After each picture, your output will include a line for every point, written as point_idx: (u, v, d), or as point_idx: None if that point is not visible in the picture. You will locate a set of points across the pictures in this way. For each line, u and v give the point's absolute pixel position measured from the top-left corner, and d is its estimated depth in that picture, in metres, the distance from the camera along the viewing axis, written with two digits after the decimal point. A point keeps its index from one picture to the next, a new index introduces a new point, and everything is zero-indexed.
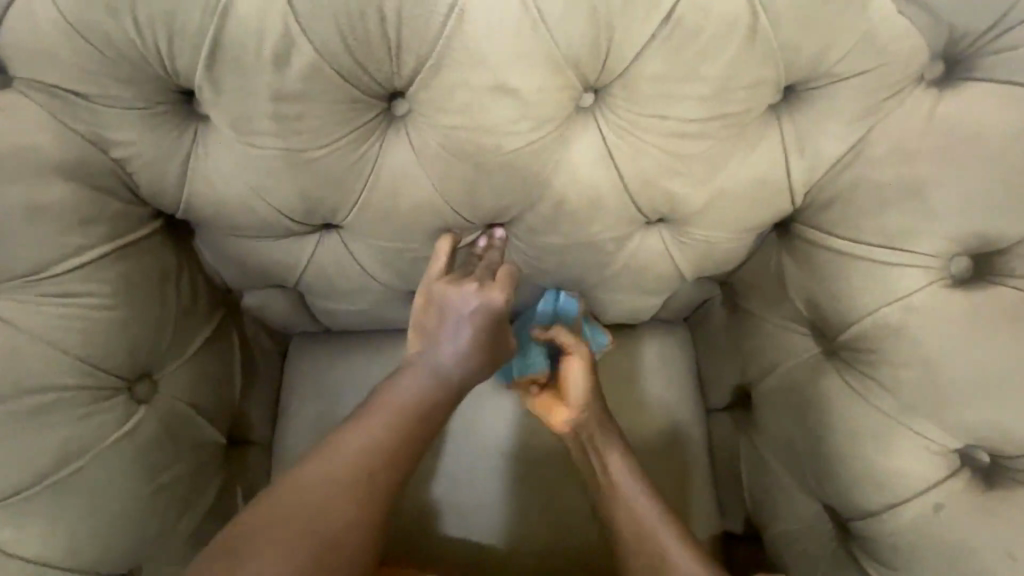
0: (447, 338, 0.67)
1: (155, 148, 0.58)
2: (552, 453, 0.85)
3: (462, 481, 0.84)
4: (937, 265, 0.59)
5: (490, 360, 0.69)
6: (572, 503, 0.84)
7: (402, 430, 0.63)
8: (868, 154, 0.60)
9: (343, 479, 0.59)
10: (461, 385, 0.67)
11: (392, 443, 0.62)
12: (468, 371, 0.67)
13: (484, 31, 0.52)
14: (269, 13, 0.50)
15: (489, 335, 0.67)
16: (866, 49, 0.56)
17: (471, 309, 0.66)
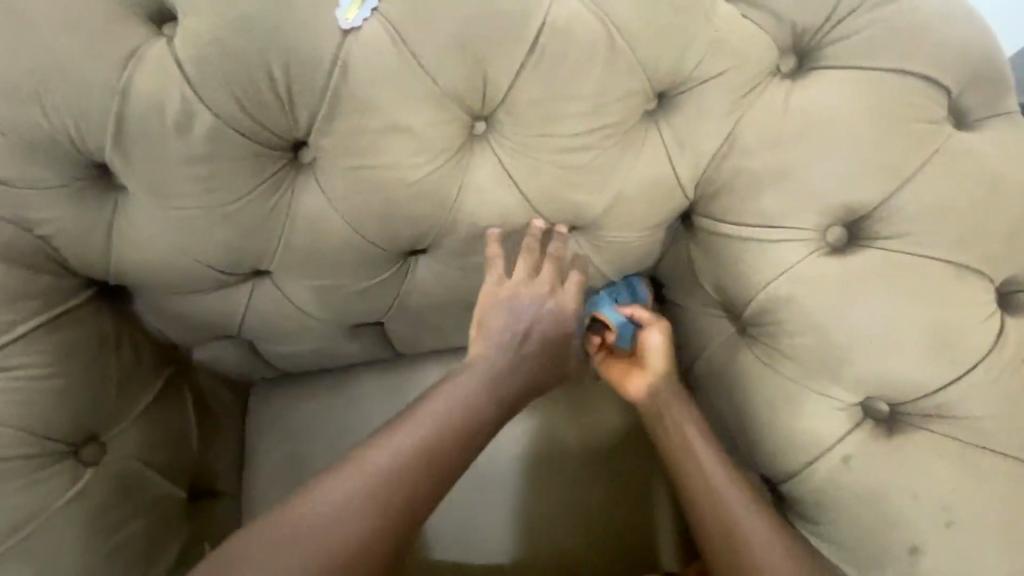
0: (501, 344, 0.69)
1: (78, 222, 0.61)
2: (551, 460, 0.87)
3: (474, 496, 0.87)
4: (816, 236, 0.64)
5: (554, 356, 0.71)
6: (579, 502, 0.87)
7: (441, 427, 0.64)
8: (740, 144, 0.66)
9: (380, 482, 0.62)
10: (513, 390, 0.68)
11: (428, 447, 0.64)
12: (526, 376, 0.69)
13: (369, 80, 0.58)
14: (166, 88, 0.56)
15: (551, 341, 0.71)
16: (718, 54, 0.63)
17: (527, 316, 0.70)
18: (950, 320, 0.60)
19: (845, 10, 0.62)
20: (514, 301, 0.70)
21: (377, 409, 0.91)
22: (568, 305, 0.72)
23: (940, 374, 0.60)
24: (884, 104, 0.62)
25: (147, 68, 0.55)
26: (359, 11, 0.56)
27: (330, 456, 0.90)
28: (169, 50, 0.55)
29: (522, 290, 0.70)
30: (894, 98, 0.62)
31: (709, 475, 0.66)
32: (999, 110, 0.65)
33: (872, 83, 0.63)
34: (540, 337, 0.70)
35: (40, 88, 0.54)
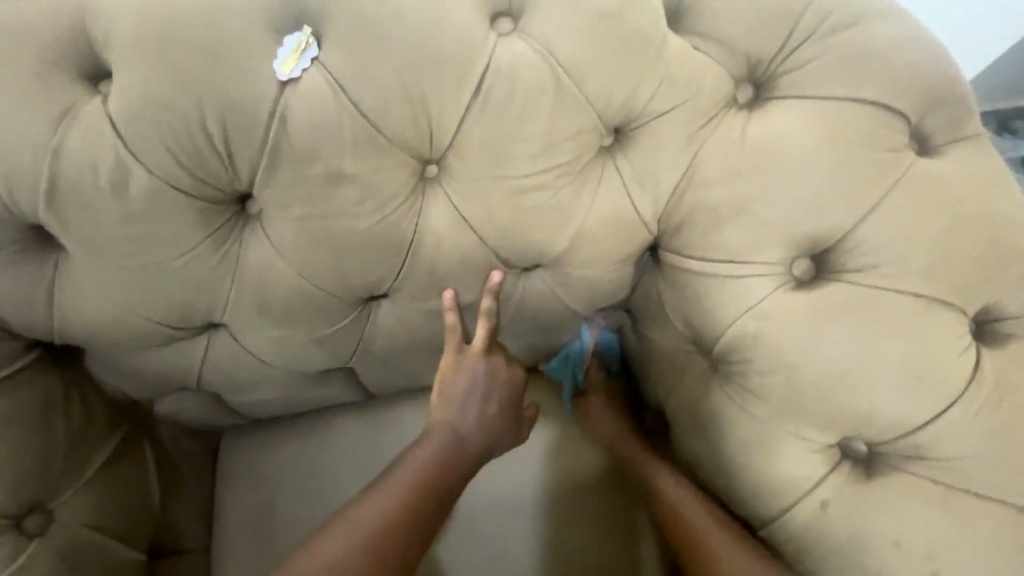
0: (461, 407, 0.70)
1: (17, 285, 0.60)
2: (553, 495, 0.83)
3: (476, 537, 0.81)
4: (782, 270, 0.62)
5: (511, 420, 0.74)
6: (585, 540, 0.81)
7: (427, 481, 0.65)
8: (699, 177, 0.64)
9: (371, 538, 0.60)
10: (476, 448, 0.70)
11: (417, 499, 0.64)
12: (486, 434, 0.71)
13: (309, 131, 0.57)
14: (100, 148, 0.55)
15: (502, 400, 0.72)
16: (669, 87, 0.62)
17: (480, 376, 0.71)
18: (925, 354, 0.58)
19: (795, 40, 0.62)
20: (469, 369, 0.71)
21: (349, 457, 0.88)
22: (516, 374, 0.74)
23: (918, 411, 0.57)
24: (843, 131, 0.61)
25: (83, 128, 0.55)
26: (298, 61, 0.56)
27: (300, 508, 0.86)
28: (106, 110, 0.55)
29: (482, 356, 0.71)
30: (854, 125, 0.61)
31: (683, 502, 0.69)
32: (962, 134, 0.63)
33: (831, 110, 0.61)
34: (500, 400, 0.72)
35: None
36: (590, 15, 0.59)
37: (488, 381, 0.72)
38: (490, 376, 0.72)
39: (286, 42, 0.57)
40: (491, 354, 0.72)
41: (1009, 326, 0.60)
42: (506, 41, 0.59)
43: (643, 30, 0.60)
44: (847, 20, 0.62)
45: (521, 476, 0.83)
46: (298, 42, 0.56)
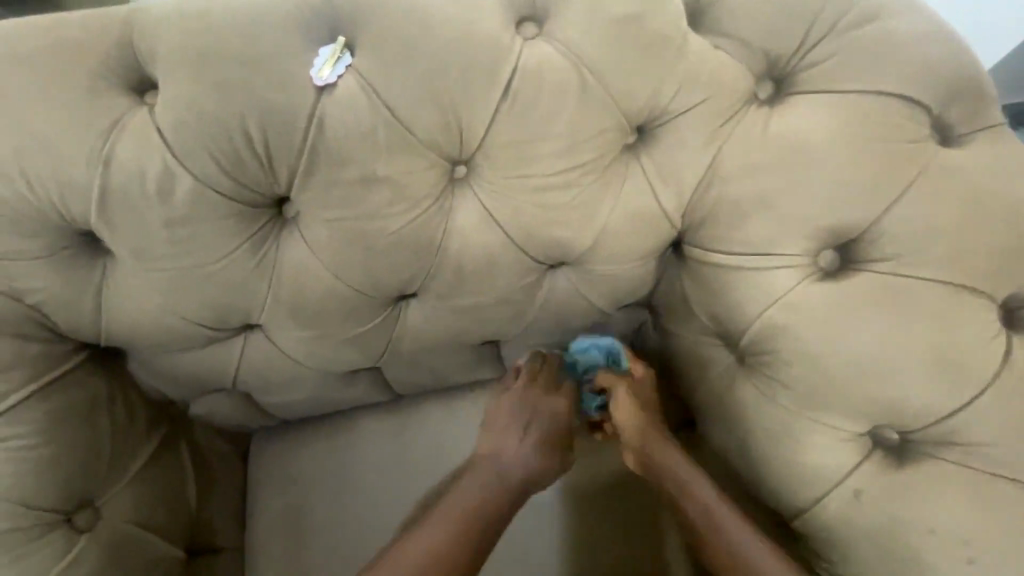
0: (509, 440, 0.72)
1: (66, 288, 0.62)
2: (582, 487, 0.85)
3: (509, 529, 0.83)
4: (808, 261, 0.63)
5: (559, 452, 0.74)
6: (616, 530, 0.83)
7: (473, 508, 0.66)
8: (722, 172, 0.65)
9: (426, 564, 0.61)
10: (525, 481, 0.70)
11: (463, 527, 0.64)
12: (533, 467, 0.70)
13: (344, 135, 0.60)
14: (147, 155, 0.57)
15: (550, 433, 0.73)
16: (691, 85, 0.64)
17: (527, 411, 0.74)
18: (954, 340, 0.58)
19: (814, 37, 0.63)
20: (514, 405, 0.75)
21: (378, 456, 0.89)
22: (558, 402, 0.76)
23: (949, 399, 0.58)
24: (865, 123, 0.62)
25: (131, 136, 0.57)
26: (333, 68, 0.59)
27: (332, 507, 0.88)
28: (153, 120, 0.58)
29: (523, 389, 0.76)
30: (876, 118, 0.62)
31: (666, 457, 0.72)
32: (985, 124, 0.64)
33: (853, 104, 0.62)
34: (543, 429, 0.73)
35: (30, 163, 0.57)
36: (612, 19, 0.61)
37: (532, 414, 0.74)
38: (531, 407, 0.75)
39: (322, 51, 0.59)
40: (531, 387, 0.76)
41: None
42: (532, 45, 0.62)
43: (665, 31, 0.62)
44: (866, 16, 0.63)
45: None
46: (333, 51, 0.59)
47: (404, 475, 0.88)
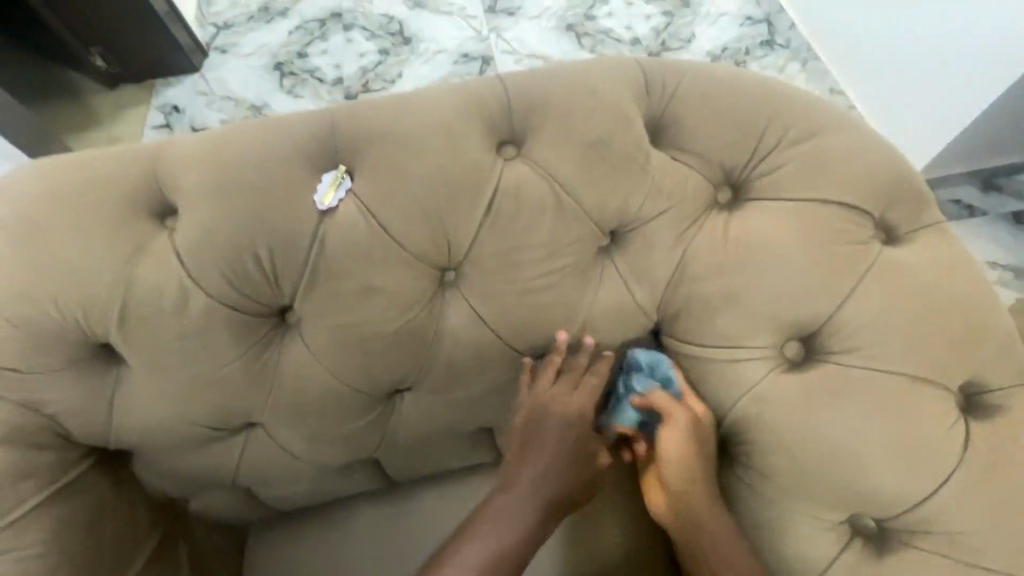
0: (528, 453, 0.71)
1: (81, 398, 0.66)
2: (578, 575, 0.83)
3: None
4: (776, 354, 0.68)
5: (574, 464, 0.71)
6: None
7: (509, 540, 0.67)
8: (691, 271, 0.71)
9: None
10: (548, 489, 0.70)
11: (499, 562, 0.66)
12: (551, 475, 0.70)
13: (345, 251, 0.66)
14: (167, 276, 0.64)
15: (565, 441, 0.71)
16: (656, 196, 0.71)
17: (546, 419, 0.71)
18: (916, 432, 0.62)
19: (761, 152, 0.72)
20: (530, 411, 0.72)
21: (374, 548, 0.90)
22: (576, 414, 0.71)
23: (920, 485, 0.61)
24: (814, 227, 0.68)
25: (152, 259, 0.64)
26: (335, 193, 0.67)
27: None
28: (173, 244, 0.64)
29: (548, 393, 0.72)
30: (823, 222, 0.68)
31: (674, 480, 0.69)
32: (926, 223, 0.70)
33: (801, 211, 0.69)
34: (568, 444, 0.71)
35: (58, 285, 0.62)
36: (580, 143, 0.70)
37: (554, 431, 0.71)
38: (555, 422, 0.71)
39: (325, 178, 0.67)
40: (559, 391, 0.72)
41: (995, 399, 0.64)
42: (512, 165, 0.70)
43: (628, 151, 0.71)
44: (805, 134, 0.72)
45: (547, 557, 0.84)
46: (335, 178, 0.67)
47: (401, 566, 0.88)
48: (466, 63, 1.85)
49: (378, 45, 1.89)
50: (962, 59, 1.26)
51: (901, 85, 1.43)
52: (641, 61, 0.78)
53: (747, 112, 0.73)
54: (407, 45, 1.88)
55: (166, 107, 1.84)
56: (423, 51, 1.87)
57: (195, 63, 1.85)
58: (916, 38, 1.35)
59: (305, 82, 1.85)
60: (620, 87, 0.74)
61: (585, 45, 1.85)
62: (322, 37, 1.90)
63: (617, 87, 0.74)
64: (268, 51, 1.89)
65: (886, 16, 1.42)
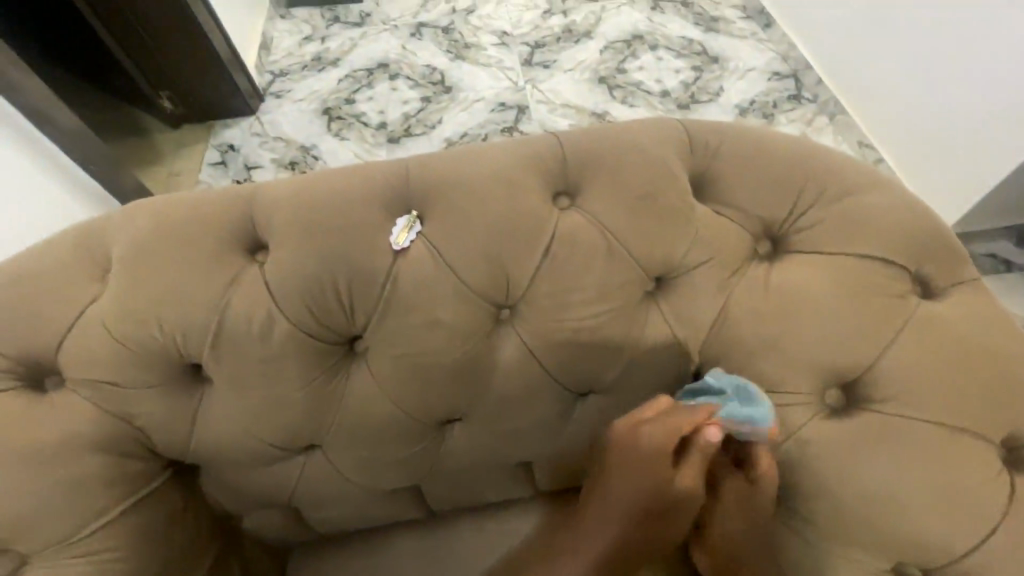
0: (611, 485, 0.69)
1: (169, 412, 0.72)
2: None
3: None
4: (816, 400, 0.71)
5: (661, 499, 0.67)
6: None
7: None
8: (732, 317, 0.75)
9: None
10: (625, 522, 0.68)
11: None
12: (634, 512, 0.68)
13: (414, 288, 0.73)
14: (256, 304, 0.71)
15: (646, 474, 0.67)
16: (700, 246, 0.76)
17: (629, 453, 0.68)
18: (958, 482, 0.63)
19: (799, 209, 0.77)
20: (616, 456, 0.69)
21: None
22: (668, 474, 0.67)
23: (962, 537, 0.62)
24: (852, 280, 0.72)
25: (244, 290, 0.71)
26: (408, 235, 0.74)
27: None
28: (263, 275, 0.72)
29: (639, 431, 0.69)
30: (861, 276, 0.72)
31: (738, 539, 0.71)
32: (961, 279, 0.74)
33: (839, 264, 0.73)
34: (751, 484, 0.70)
35: (162, 311, 0.70)
36: (631, 196, 0.77)
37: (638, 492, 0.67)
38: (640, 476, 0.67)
39: (399, 222, 0.75)
40: (654, 434, 0.68)
41: None
42: (566, 215, 0.77)
43: (674, 204, 0.77)
44: (841, 192, 0.77)
45: None
46: (407, 222, 0.75)
47: None
48: (503, 110, 1.97)
49: (421, 93, 2.03)
50: (975, 113, 1.36)
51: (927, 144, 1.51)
52: (684, 121, 0.85)
53: (784, 171, 0.79)
54: (447, 94, 2.02)
55: (223, 145, 1.98)
56: (462, 99, 2.01)
57: (252, 105, 2.02)
58: (933, 101, 1.47)
59: (351, 125, 1.99)
60: (667, 145, 0.80)
61: (617, 97, 1.97)
62: (368, 85, 2.07)
63: (664, 146, 0.80)
64: (317, 97, 2.05)
65: (907, 79, 1.53)
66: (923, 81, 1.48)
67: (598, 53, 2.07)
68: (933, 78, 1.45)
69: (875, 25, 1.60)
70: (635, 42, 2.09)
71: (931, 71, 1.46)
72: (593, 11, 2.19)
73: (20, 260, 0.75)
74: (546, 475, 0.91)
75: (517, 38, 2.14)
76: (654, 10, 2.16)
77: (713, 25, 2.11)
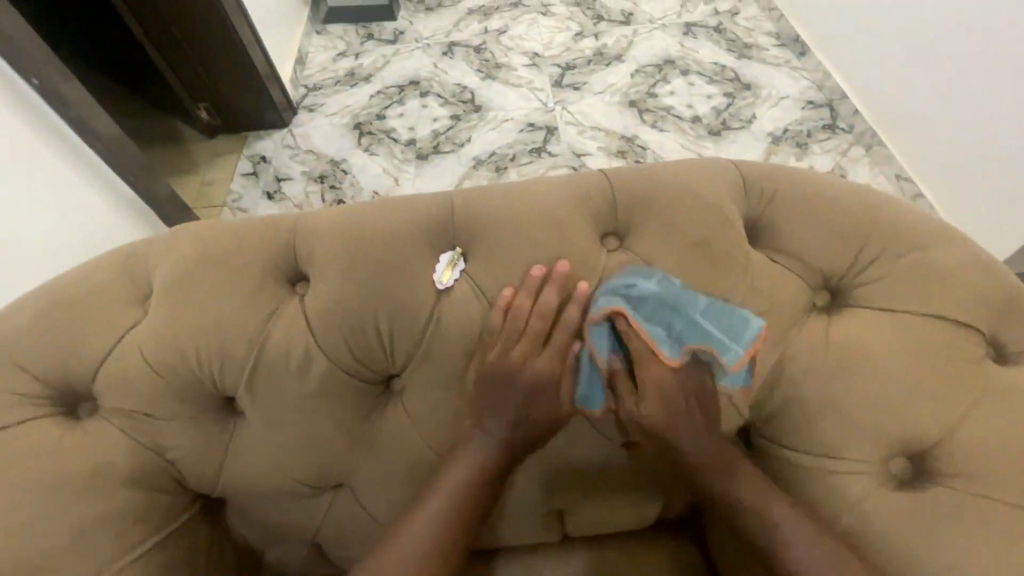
0: (527, 367, 0.70)
1: (201, 445, 0.71)
2: None
3: None
4: (880, 469, 0.67)
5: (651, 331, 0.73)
6: None
7: (475, 478, 0.69)
8: (789, 374, 0.71)
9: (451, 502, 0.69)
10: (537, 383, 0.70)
11: (486, 469, 0.70)
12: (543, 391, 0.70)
13: (455, 329, 0.71)
14: (296, 339, 0.69)
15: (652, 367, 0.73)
16: (756, 296, 0.73)
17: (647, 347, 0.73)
18: None
19: (863, 261, 0.73)
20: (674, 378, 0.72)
21: None
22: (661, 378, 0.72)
23: None
24: (921, 341, 0.68)
25: (286, 324, 0.70)
26: (452, 273, 0.72)
27: None
28: (303, 309, 0.71)
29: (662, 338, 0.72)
30: (931, 337, 0.68)
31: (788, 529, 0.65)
32: None
33: (906, 323, 0.69)
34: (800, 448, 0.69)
35: (202, 342, 0.69)
36: (684, 240, 0.74)
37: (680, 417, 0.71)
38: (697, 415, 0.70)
39: (442, 258, 0.73)
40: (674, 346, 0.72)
41: None
42: (615, 258, 0.74)
43: (731, 251, 0.74)
44: (908, 245, 0.73)
45: None
46: (450, 259, 0.73)
47: None
48: (532, 131, 1.96)
49: (450, 111, 2.04)
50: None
51: (980, 182, 1.48)
52: (738, 162, 0.82)
53: (846, 218, 0.75)
54: (477, 113, 2.02)
55: (255, 156, 2.00)
56: (491, 118, 2.00)
57: (285, 118, 2.04)
58: (987, 139, 1.44)
59: (380, 141, 1.99)
60: (720, 187, 0.77)
61: (647, 121, 1.94)
62: (399, 102, 2.08)
63: (718, 188, 0.77)
64: (348, 113, 2.07)
65: (959, 115, 1.50)
66: (979, 118, 1.45)
67: (630, 77, 2.06)
68: (989, 116, 1.43)
69: (920, 63, 1.58)
70: (667, 66, 2.07)
71: (987, 108, 1.43)
72: (625, 34, 2.18)
73: (59, 282, 0.75)
74: (581, 522, 0.88)
75: (548, 59, 2.14)
76: (686, 35, 2.15)
77: (746, 52, 2.09)
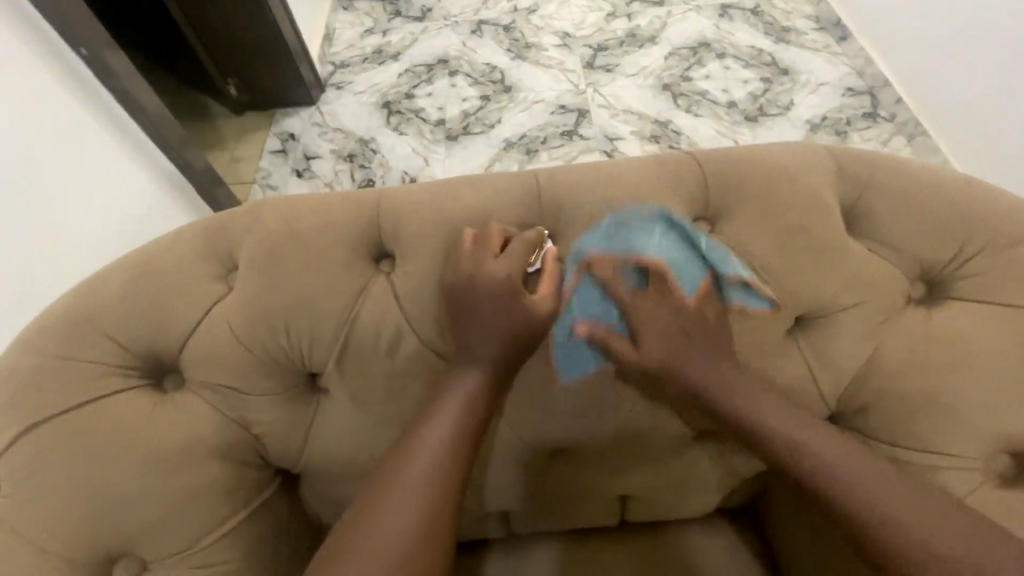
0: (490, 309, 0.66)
1: (287, 420, 0.71)
2: None
3: None
4: (985, 464, 0.66)
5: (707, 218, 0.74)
6: None
7: (466, 431, 0.64)
8: (886, 366, 0.69)
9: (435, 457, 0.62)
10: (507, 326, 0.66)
11: (467, 420, 0.64)
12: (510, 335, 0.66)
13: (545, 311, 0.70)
14: (386, 318, 0.69)
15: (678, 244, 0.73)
16: (855, 285, 0.70)
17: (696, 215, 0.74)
18: None
19: (966, 252, 0.71)
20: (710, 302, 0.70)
21: None
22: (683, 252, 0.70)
23: None
24: None
25: (373, 302, 0.69)
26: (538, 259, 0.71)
27: None
28: (392, 287, 0.70)
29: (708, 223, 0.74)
30: None
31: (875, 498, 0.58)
32: None
33: (1012, 316, 0.68)
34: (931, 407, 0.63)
35: (288, 318, 0.68)
36: (777, 227, 0.72)
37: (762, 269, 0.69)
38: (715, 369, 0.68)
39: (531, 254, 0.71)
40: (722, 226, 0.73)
41: None
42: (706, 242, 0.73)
43: (826, 240, 0.71)
44: (1013, 235, 0.70)
45: None
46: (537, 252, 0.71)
47: None
48: (563, 113, 1.92)
49: (480, 91, 2.00)
50: None
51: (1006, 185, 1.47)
52: (826, 148, 0.79)
53: (946, 206, 0.72)
54: (507, 93, 1.98)
55: (284, 133, 1.98)
56: (521, 99, 1.96)
57: (313, 96, 2.02)
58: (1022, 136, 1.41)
59: (410, 120, 1.96)
60: (813, 172, 0.75)
61: (681, 104, 1.89)
62: (428, 80, 2.05)
63: (812, 173, 0.75)
64: (377, 90, 2.04)
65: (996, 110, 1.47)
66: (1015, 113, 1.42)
67: (663, 60, 2.00)
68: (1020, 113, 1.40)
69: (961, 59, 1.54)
70: (701, 49, 2.01)
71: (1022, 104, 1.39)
72: (658, 15, 2.12)
73: (139, 253, 0.74)
74: (647, 506, 0.87)
75: (579, 39, 2.09)
76: (722, 17, 2.09)
77: (784, 35, 2.02)
